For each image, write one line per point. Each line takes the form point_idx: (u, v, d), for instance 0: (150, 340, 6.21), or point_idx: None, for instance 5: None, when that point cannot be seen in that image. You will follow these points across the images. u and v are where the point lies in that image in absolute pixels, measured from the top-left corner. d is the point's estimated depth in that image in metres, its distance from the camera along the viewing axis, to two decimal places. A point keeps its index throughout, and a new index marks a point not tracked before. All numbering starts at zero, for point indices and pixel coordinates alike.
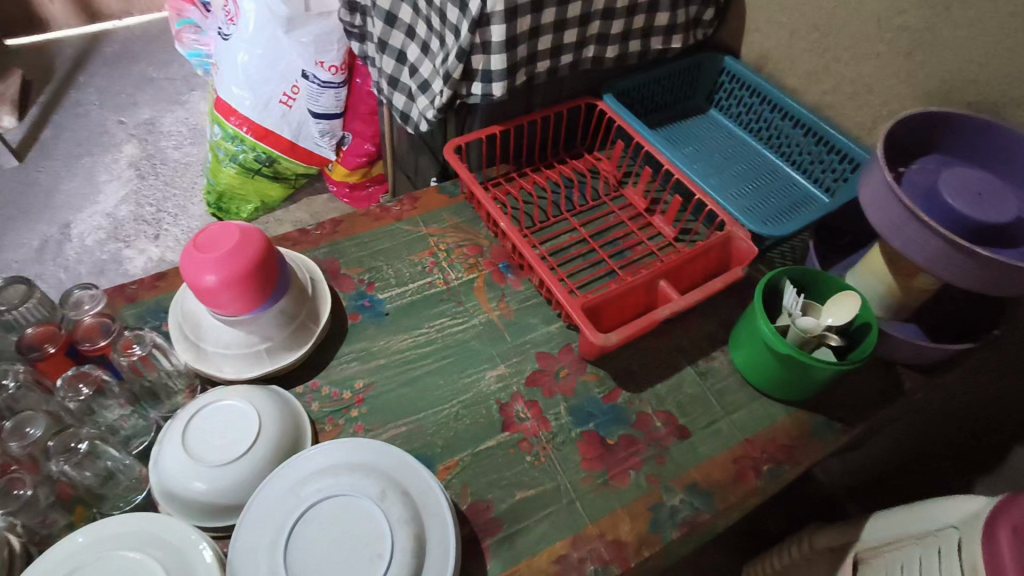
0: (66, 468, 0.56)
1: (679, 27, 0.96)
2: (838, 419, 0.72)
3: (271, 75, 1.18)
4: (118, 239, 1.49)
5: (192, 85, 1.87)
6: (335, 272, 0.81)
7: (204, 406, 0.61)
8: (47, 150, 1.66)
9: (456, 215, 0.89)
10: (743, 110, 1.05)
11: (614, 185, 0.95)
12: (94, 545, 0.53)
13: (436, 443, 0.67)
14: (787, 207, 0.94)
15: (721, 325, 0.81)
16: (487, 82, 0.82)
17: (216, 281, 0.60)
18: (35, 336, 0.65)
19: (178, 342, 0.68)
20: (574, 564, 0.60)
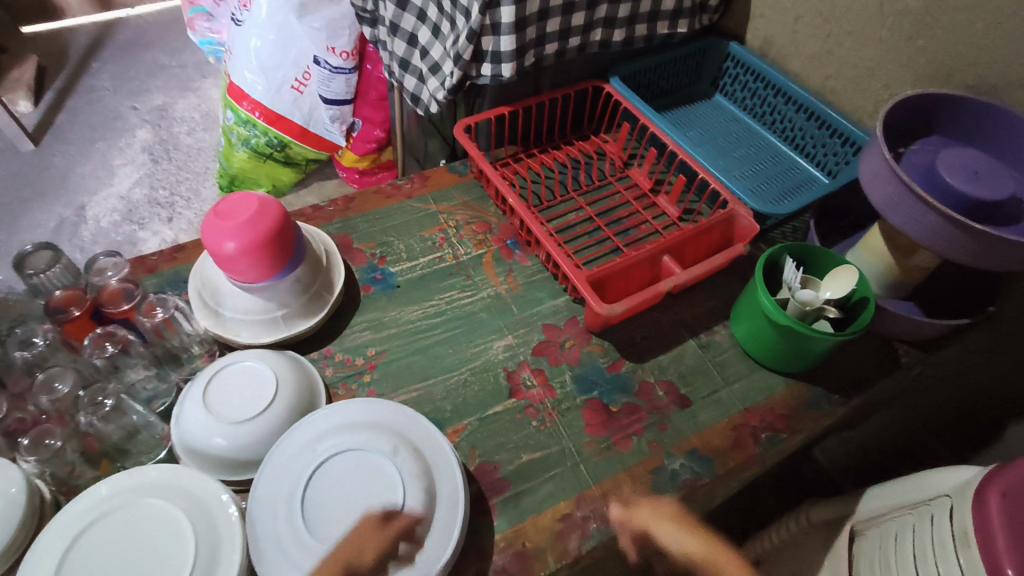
0: (92, 421, 0.59)
1: (685, 12, 0.98)
2: (836, 392, 0.75)
3: (284, 61, 1.20)
4: (132, 221, 1.52)
5: (204, 72, 1.89)
6: (348, 246, 0.84)
7: (223, 366, 0.63)
8: (62, 134, 1.69)
9: (466, 193, 0.92)
10: (747, 95, 1.07)
11: (621, 167, 0.97)
12: (120, 494, 0.56)
13: (446, 408, 0.70)
14: (790, 188, 0.96)
15: (723, 301, 0.83)
16: (496, 63, 0.84)
17: (236, 249, 0.62)
18: (62, 299, 0.68)
19: (198, 309, 0.70)
20: (577, 522, 0.62)
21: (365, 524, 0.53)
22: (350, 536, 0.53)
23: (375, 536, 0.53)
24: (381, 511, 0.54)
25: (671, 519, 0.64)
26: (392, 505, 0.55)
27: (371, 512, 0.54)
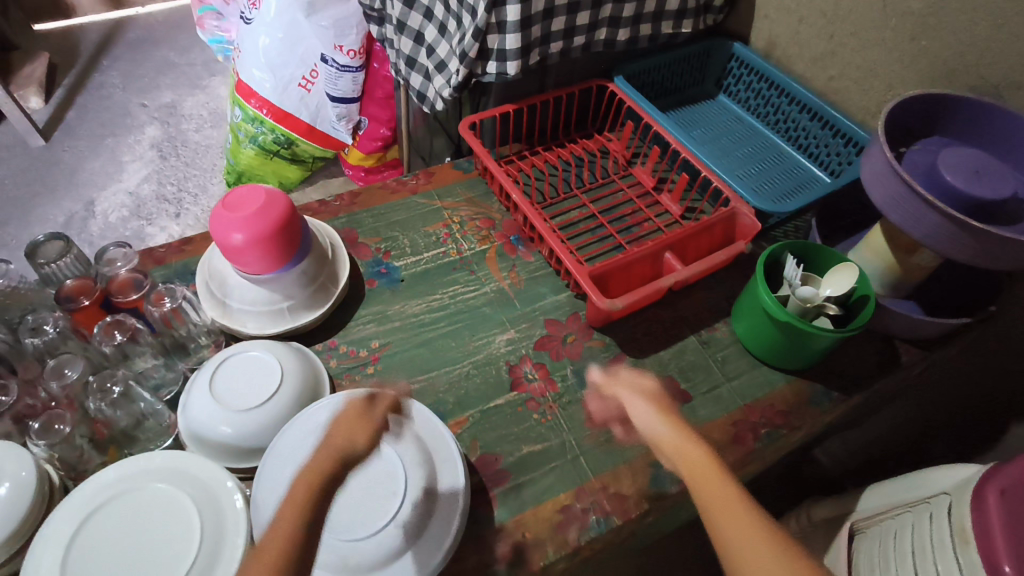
0: (101, 406, 0.61)
1: (690, 12, 0.98)
2: (836, 389, 0.75)
3: (292, 59, 1.21)
4: (140, 216, 1.53)
5: (213, 70, 1.91)
6: (354, 241, 0.85)
7: (230, 355, 0.64)
8: (72, 130, 1.71)
9: (470, 190, 0.93)
10: (751, 96, 1.07)
11: (624, 165, 0.97)
12: (127, 478, 0.57)
13: (448, 400, 0.71)
14: (793, 188, 0.97)
15: (724, 298, 0.83)
16: (501, 61, 0.85)
17: (243, 240, 0.63)
18: (72, 288, 0.69)
19: (205, 299, 0.71)
20: (577, 514, 0.63)
21: (348, 416, 0.54)
22: (336, 429, 0.53)
23: (361, 423, 0.53)
24: (359, 405, 0.55)
25: (647, 398, 0.59)
26: (393, 490, 0.55)
27: (350, 409, 0.55)
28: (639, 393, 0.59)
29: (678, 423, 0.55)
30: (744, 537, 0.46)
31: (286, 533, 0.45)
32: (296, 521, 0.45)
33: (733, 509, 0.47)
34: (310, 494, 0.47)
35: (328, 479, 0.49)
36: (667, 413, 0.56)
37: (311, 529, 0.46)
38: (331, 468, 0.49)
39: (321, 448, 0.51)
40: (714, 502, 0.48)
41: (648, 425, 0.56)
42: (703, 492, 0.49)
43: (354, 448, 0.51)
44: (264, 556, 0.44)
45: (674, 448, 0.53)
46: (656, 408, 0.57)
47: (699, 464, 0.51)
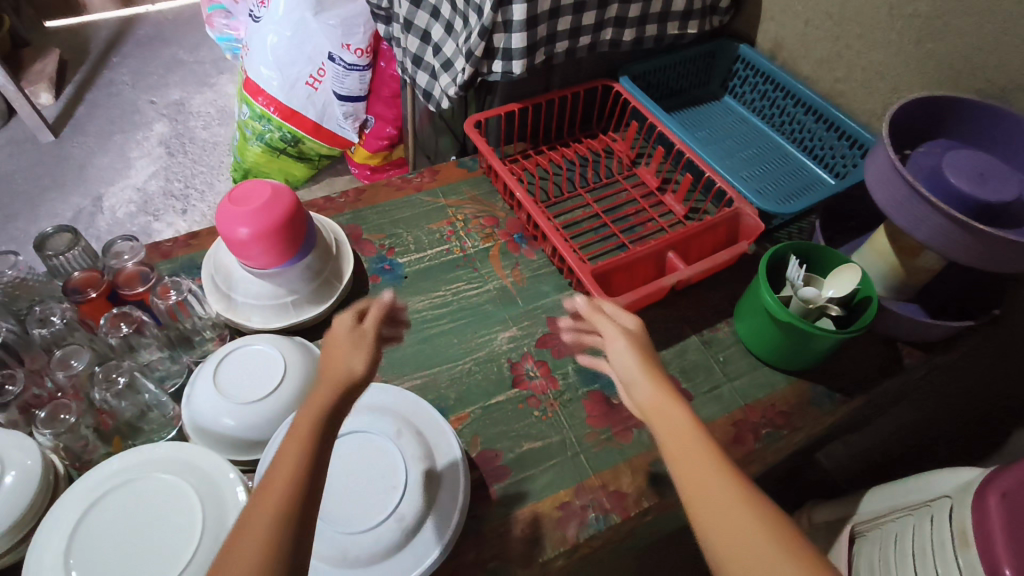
0: (107, 397, 0.61)
1: (696, 13, 0.99)
2: (838, 391, 0.75)
3: (299, 57, 1.22)
4: (147, 212, 1.54)
5: (221, 68, 1.92)
6: (358, 237, 0.85)
7: (234, 348, 0.65)
8: (81, 126, 1.72)
9: (474, 188, 0.93)
10: (757, 97, 1.07)
11: (628, 165, 0.98)
12: (131, 468, 0.57)
13: (449, 396, 0.71)
14: (797, 190, 0.97)
15: (727, 299, 0.84)
16: (507, 60, 0.86)
17: (248, 235, 0.64)
18: (80, 280, 0.70)
19: (210, 293, 0.72)
20: (577, 511, 0.63)
21: (342, 340, 0.50)
22: (331, 355, 0.48)
23: (358, 346, 0.49)
24: (351, 325, 0.51)
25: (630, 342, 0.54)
26: (394, 485, 0.56)
27: (340, 332, 0.51)
28: (621, 333, 0.55)
29: (658, 375, 0.51)
30: (730, 526, 0.40)
31: (293, 470, 0.41)
32: (302, 457, 0.42)
33: (717, 495, 0.41)
34: (317, 428, 0.43)
35: (334, 410, 0.45)
36: (646, 359, 0.52)
37: (317, 465, 0.42)
38: (334, 399, 0.45)
39: (318, 379, 0.47)
40: (695, 486, 0.42)
41: (626, 370, 0.52)
42: (682, 473, 0.43)
43: (355, 376, 0.47)
44: (270, 495, 0.40)
45: (651, 407, 0.48)
46: (635, 350, 0.53)
47: (677, 433, 0.45)
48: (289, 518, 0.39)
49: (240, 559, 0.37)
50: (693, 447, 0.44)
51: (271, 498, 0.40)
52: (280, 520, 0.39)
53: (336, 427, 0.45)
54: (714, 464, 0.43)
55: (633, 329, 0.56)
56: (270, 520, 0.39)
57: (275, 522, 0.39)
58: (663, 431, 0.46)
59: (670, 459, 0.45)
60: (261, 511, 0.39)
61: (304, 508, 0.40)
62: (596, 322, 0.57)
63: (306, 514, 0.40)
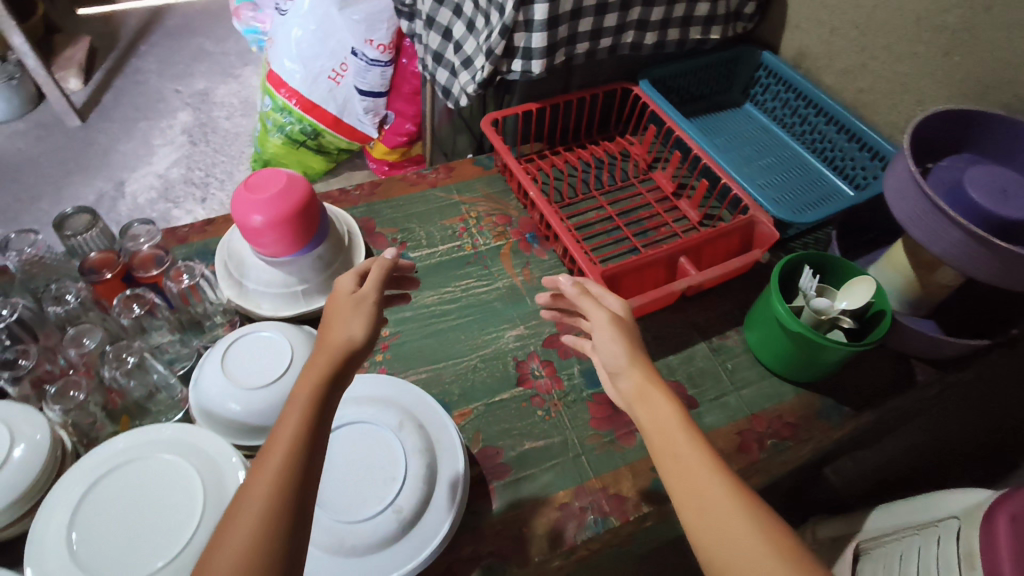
0: (116, 374, 0.62)
1: (719, 19, 0.98)
2: (848, 405, 0.74)
3: (322, 51, 1.23)
4: (167, 199, 1.57)
5: (246, 60, 1.95)
6: (370, 230, 0.86)
7: (243, 335, 0.66)
8: (107, 112, 1.75)
9: (489, 186, 0.93)
10: (779, 105, 1.06)
11: (644, 169, 0.97)
12: (136, 447, 0.58)
13: (453, 391, 0.71)
14: (815, 200, 0.95)
15: (738, 307, 0.83)
16: (527, 59, 0.86)
17: (263, 222, 0.65)
18: (96, 261, 0.71)
19: (223, 279, 0.73)
20: (576, 512, 0.63)
21: (341, 308, 0.50)
22: (331, 323, 0.49)
23: (358, 312, 0.49)
24: (351, 292, 0.51)
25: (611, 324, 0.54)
26: (394, 477, 0.56)
27: (340, 299, 0.51)
28: (606, 316, 0.54)
29: (646, 366, 0.51)
30: (725, 535, 0.41)
31: (291, 436, 0.42)
32: (301, 423, 0.42)
33: (711, 504, 0.42)
34: (316, 396, 0.44)
35: (332, 378, 0.45)
36: (633, 347, 0.52)
37: (316, 432, 0.43)
38: (333, 365, 0.46)
39: (319, 347, 0.47)
40: (690, 497, 0.43)
41: (612, 358, 0.52)
42: (676, 482, 0.44)
43: (355, 343, 0.48)
44: (270, 459, 0.41)
45: (640, 401, 0.49)
46: (622, 338, 0.53)
47: (668, 439, 0.46)
48: (288, 482, 0.40)
49: (241, 523, 0.38)
50: (686, 457, 0.45)
51: (270, 464, 0.40)
52: (279, 485, 0.39)
53: (335, 394, 0.45)
54: (707, 471, 0.44)
55: (619, 316, 0.55)
56: (268, 484, 0.39)
57: (275, 487, 0.39)
58: (656, 439, 0.47)
59: (671, 475, 0.45)
60: (260, 477, 0.40)
61: (303, 473, 0.41)
62: (581, 305, 0.56)
63: (305, 479, 0.41)
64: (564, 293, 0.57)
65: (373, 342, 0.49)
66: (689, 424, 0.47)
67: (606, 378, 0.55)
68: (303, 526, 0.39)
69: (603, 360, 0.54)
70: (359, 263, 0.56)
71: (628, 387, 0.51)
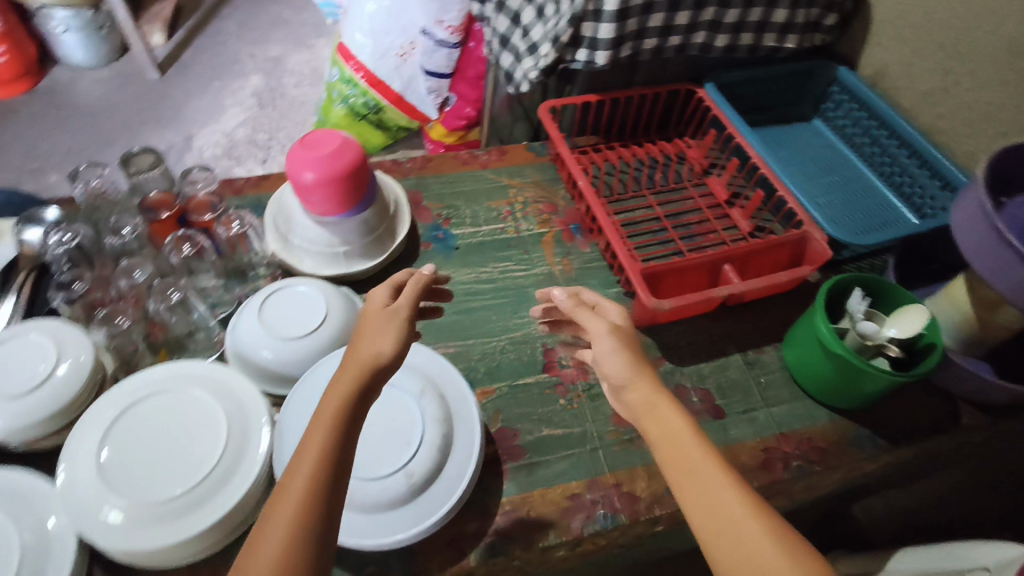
0: (160, 308, 0.68)
1: (797, 28, 0.94)
2: (885, 437, 0.71)
3: (393, 28, 1.26)
4: (230, 156, 1.62)
5: (321, 32, 1.99)
6: (417, 203, 0.87)
7: (280, 287, 0.67)
8: (185, 69, 1.82)
9: (540, 173, 0.93)
10: (849, 124, 1.01)
11: (700, 173, 0.94)
12: (172, 378, 0.60)
13: (479, 369, 0.71)
14: (877, 225, 0.91)
15: (780, 323, 0.80)
16: (592, 50, 0.86)
17: (313, 179, 0.67)
18: (155, 200, 0.75)
19: (269, 233, 0.75)
20: (586, 504, 0.62)
21: (374, 319, 0.49)
22: (363, 336, 0.48)
23: (389, 325, 0.49)
24: (385, 306, 0.51)
25: (615, 335, 0.52)
26: (408, 443, 0.56)
27: (373, 312, 0.50)
28: (604, 325, 0.53)
29: (651, 374, 0.49)
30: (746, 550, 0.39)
31: (318, 451, 0.41)
32: (323, 447, 0.41)
33: (731, 517, 0.40)
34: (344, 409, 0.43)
35: (361, 389, 0.44)
36: (635, 358, 0.50)
37: (341, 453, 0.41)
38: (363, 379, 0.45)
39: (347, 359, 0.46)
40: (706, 513, 0.41)
41: (614, 371, 0.50)
42: (694, 501, 0.42)
43: (384, 356, 0.46)
44: (292, 488, 0.39)
45: (648, 417, 0.46)
46: (622, 349, 0.50)
47: (682, 452, 0.44)
48: (310, 507, 0.39)
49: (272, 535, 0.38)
50: (699, 469, 0.43)
51: (293, 488, 0.39)
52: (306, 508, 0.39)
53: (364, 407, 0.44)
54: (723, 483, 0.42)
55: (620, 324, 0.54)
56: (298, 497, 0.39)
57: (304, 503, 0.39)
58: (668, 454, 0.44)
59: (683, 491, 0.43)
60: (286, 494, 0.39)
61: (330, 488, 0.40)
62: (577, 316, 0.56)
63: (330, 502, 0.40)
64: (561, 305, 0.58)
65: (403, 355, 0.48)
66: (700, 435, 0.45)
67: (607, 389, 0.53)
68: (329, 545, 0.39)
69: (604, 374, 0.52)
70: (394, 276, 0.56)
71: (635, 404, 0.48)
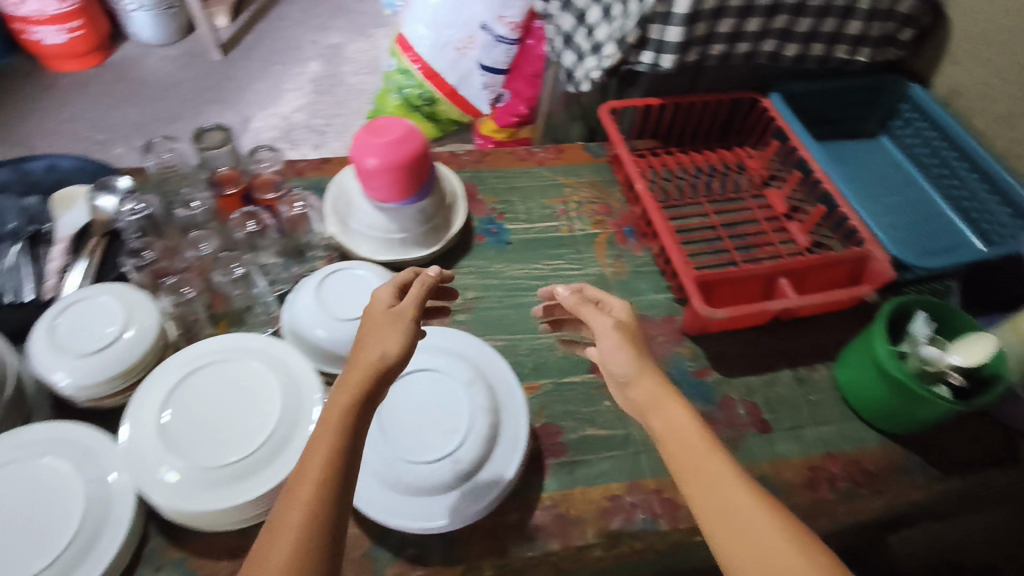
0: (224, 280, 0.71)
1: (871, 41, 0.92)
2: (939, 467, 0.69)
3: (455, 21, 1.27)
4: (286, 140, 1.66)
5: (381, 22, 2.02)
6: (472, 196, 0.87)
7: (339, 269, 0.69)
8: (248, 52, 1.87)
9: (596, 173, 0.92)
10: (918, 143, 0.98)
11: (759, 184, 0.92)
12: (232, 348, 0.62)
13: (526, 364, 0.72)
14: (940, 249, 0.89)
15: (833, 342, 0.78)
16: (658, 52, 0.85)
17: (376, 164, 0.68)
18: (223, 176, 0.77)
19: (328, 216, 0.76)
20: (625, 507, 0.61)
21: (376, 323, 0.48)
22: (366, 338, 0.47)
23: (394, 327, 0.47)
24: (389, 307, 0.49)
25: (620, 333, 0.50)
26: (456, 431, 0.57)
27: (376, 313, 0.49)
28: (609, 321, 0.51)
29: (657, 372, 0.48)
30: (753, 547, 0.39)
31: (320, 471, 0.40)
32: (329, 455, 0.40)
33: (735, 511, 0.40)
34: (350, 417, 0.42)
35: (364, 399, 0.44)
36: (642, 355, 0.49)
37: (347, 457, 0.41)
38: (370, 384, 0.44)
39: (353, 362, 0.46)
40: (713, 510, 0.41)
41: (620, 367, 0.48)
42: (702, 495, 0.41)
43: (390, 359, 0.46)
44: (299, 496, 0.39)
45: (653, 414, 0.46)
46: (629, 344, 0.49)
47: (690, 450, 0.43)
48: (319, 514, 0.38)
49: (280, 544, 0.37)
50: (707, 468, 0.42)
51: (301, 495, 0.39)
52: (313, 515, 0.38)
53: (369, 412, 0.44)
54: (730, 476, 0.42)
55: (626, 322, 0.52)
56: (305, 505, 0.38)
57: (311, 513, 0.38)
58: (677, 455, 0.44)
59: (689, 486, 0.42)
60: (287, 516, 0.38)
61: (334, 507, 0.39)
62: (581, 313, 0.53)
63: (338, 509, 0.39)
64: (562, 302, 0.55)
65: (408, 357, 0.47)
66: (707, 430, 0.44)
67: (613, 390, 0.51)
68: (336, 562, 0.38)
69: (609, 373, 0.50)
70: (399, 275, 0.54)
71: (641, 400, 0.47)
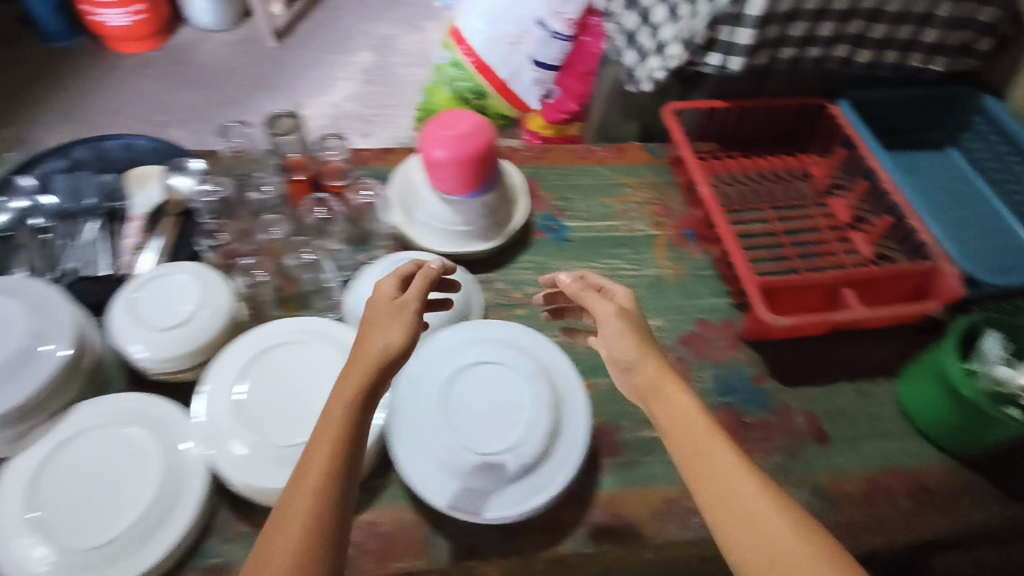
0: (294, 264, 0.73)
1: (947, 50, 0.89)
2: (1005, 489, 0.67)
3: (512, 16, 1.27)
4: (337, 128, 1.68)
5: (432, 15, 2.03)
6: (533, 191, 0.88)
7: (405, 258, 0.70)
8: (302, 40, 1.90)
9: (655, 174, 0.91)
10: (989, 157, 0.95)
11: (822, 192, 0.91)
12: (300, 329, 0.63)
13: (584, 361, 0.72)
14: (1010, 266, 0.86)
15: (896, 355, 0.77)
16: (726, 54, 0.85)
17: (444, 156, 0.69)
18: (292, 161, 0.79)
19: (393, 205, 0.77)
20: (682, 509, 0.61)
21: (378, 315, 0.50)
22: (368, 331, 0.48)
23: (394, 322, 0.49)
24: (392, 299, 0.51)
25: (621, 316, 0.52)
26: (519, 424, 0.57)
27: (380, 304, 0.50)
28: (610, 307, 0.53)
29: (659, 360, 0.50)
30: (752, 535, 0.39)
31: (326, 461, 0.41)
32: (332, 448, 0.42)
33: (738, 502, 0.41)
34: (350, 411, 0.43)
35: (367, 392, 0.45)
36: (643, 339, 0.51)
37: (351, 448, 0.42)
38: (371, 378, 0.45)
39: (353, 356, 0.47)
40: (716, 498, 0.41)
41: (622, 351, 0.51)
42: (704, 484, 0.42)
43: (391, 351, 0.47)
44: (303, 486, 0.40)
45: (656, 401, 0.47)
46: (630, 329, 0.51)
47: (696, 438, 0.44)
48: (325, 504, 0.39)
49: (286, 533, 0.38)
50: (712, 457, 0.43)
51: (306, 486, 0.40)
52: (318, 505, 0.39)
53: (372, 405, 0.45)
54: (734, 464, 0.42)
55: (629, 308, 0.54)
56: (309, 496, 0.40)
57: (314, 504, 0.39)
58: (680, 442, 0.44)
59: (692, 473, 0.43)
60: (295, 503, 0.39)
61: (339, 497, 0.40)
62: (585, 299, 0.56)
63: (341, 497, 0.40)
64: (564, 288, 0.57)
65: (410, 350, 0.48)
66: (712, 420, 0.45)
67: (616, 377, 0.53)
68: (341, 550, 0.39)
69: (614, 361, 0.52)
70: (400, 267, 0.55)
71: (643, 385, 0.49)
